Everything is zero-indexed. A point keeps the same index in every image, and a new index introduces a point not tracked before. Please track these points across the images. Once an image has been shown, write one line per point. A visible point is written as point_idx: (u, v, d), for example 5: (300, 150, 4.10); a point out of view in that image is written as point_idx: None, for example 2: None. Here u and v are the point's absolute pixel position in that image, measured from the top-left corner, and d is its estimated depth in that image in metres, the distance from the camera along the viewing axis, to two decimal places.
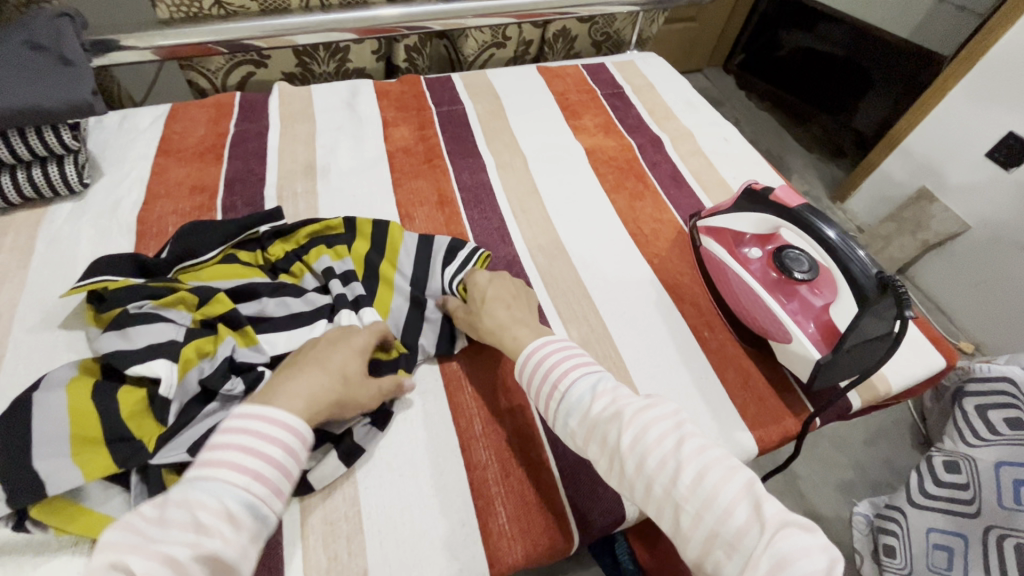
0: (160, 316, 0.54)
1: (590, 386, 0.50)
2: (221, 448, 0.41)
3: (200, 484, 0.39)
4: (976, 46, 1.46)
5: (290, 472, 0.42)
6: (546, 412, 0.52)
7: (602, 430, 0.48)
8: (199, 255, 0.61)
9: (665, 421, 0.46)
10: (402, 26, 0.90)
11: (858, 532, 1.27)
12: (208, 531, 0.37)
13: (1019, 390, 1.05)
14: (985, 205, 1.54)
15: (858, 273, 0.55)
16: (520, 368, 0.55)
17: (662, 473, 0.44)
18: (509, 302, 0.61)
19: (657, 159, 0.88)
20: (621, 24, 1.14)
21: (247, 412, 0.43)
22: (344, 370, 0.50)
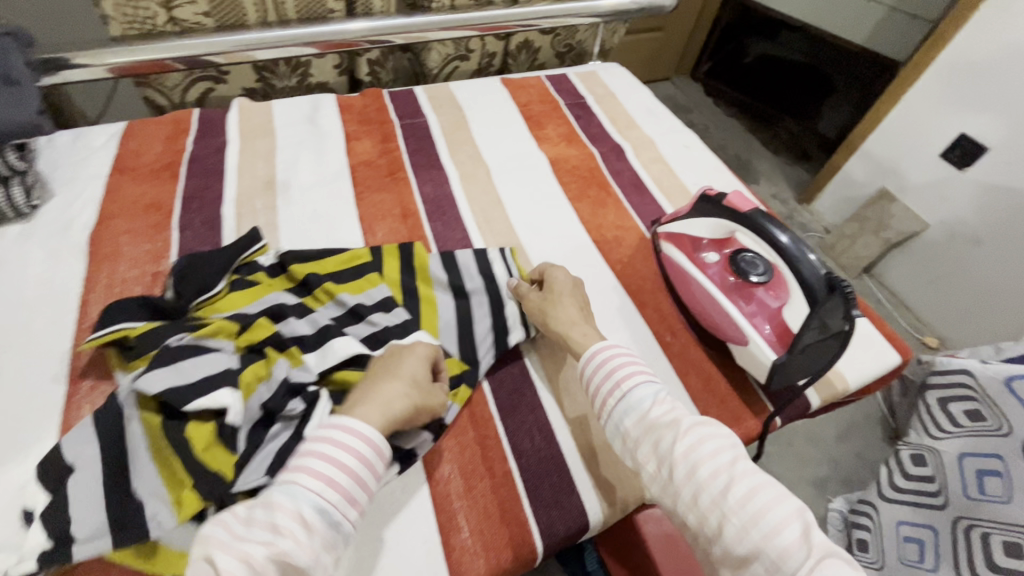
0: (203, 346, 0.52)
1: (652, 392, 0.53)
2: (305, 456, 0.44)
3: (284, 488, 0.42)
4: (926, 52, 1.52)
5: (362, 482, 0.45)
6: (602, 408, 0.55)
7: (658, 433, 0.50)
8: (209, 287, 0.59)
9: (723, 438, 0.48)
10: (365, 41, 0.90)
11: (833, 529, 1.29)
12: (282, 532, 0.40)
13: (976, 383, 1.07)
14: (942, 203, 1.60)
15: (809, 276, 0.55)
16: (584, 366, 0.58)
17: (713, 484, 0.45)
18: (580, 304, 0.65)
19: (619, 167, 0.89)
20: (584, 35, 1.16)
21: (332, 422, 0.47)
22: (412, 377, 0.52)
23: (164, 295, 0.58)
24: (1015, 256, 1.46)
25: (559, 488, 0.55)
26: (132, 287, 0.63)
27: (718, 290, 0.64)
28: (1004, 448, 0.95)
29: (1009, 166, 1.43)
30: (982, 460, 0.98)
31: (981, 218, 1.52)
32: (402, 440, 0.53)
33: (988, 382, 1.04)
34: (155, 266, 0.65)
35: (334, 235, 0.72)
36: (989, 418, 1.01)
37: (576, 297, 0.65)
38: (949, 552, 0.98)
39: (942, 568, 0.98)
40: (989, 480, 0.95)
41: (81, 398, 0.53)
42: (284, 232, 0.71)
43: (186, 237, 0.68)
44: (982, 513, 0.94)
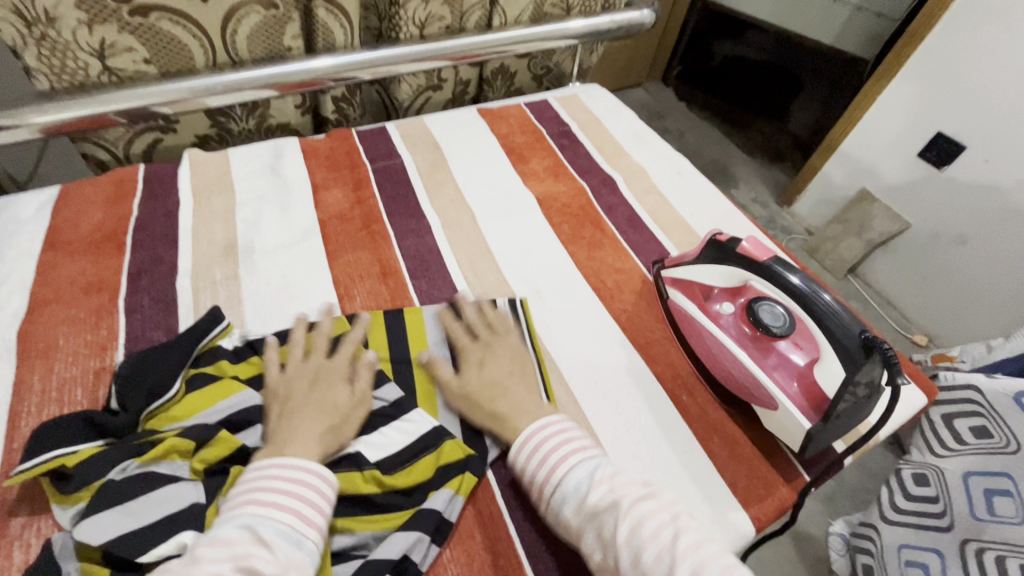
0: (153, 475, 0.45)
1: (588, 472, 0.49)
2: (243, 495, 0.43)
3: (229, 526, 0.41)
4: (899, 53, 1.52)
5: (315, 500, 0.44)
6: (541, 499, 0.50)
7: (596, 519, 0.46)
8: (163, 393, 0.51)
9: (663, 514, 0.44)
10: (329, 79, 0.82)
11: (836, 553, 1.25)
12: (243, 557, 0.39)
13: (984, 399, 1.03)
14: (924, 203, 1.60)
15: (841, 335, 0.52)
16: (514, 455, 0.53)
17: (657, 570, 0.41)
18: (506, 385, 0.57)
19: (612, 202, 0.83)
20: (561, 57, 1.11)
21: (258, 463, 0.46)
22: (334, 401, 0.53)
23: (108, 406, 0.49)
24: (999, 253, 1.46)
25: None
26: (71, 390, 0.54)
27: (737, 346, 0.59)
28: (1012, 467, 0.92)
29: (987, 163, 1.43)
30: (989, 479, 0.95)
31: (964, 216, 1.51)
32: (390, 550, 0.47)
33: (997, 398, 1.00)
34: (98, 360, 0.56)
35: (305, 305, 0.64)
36: (995, 436, 0.98)
37: (503, 357, 0.60)
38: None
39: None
40: (999, 500, 0.92)
41: (17, 537, 0.44)
42: (248, 306, 0.63)
43: (135, 320, 0.60)
44: (993, 535, 0.91)
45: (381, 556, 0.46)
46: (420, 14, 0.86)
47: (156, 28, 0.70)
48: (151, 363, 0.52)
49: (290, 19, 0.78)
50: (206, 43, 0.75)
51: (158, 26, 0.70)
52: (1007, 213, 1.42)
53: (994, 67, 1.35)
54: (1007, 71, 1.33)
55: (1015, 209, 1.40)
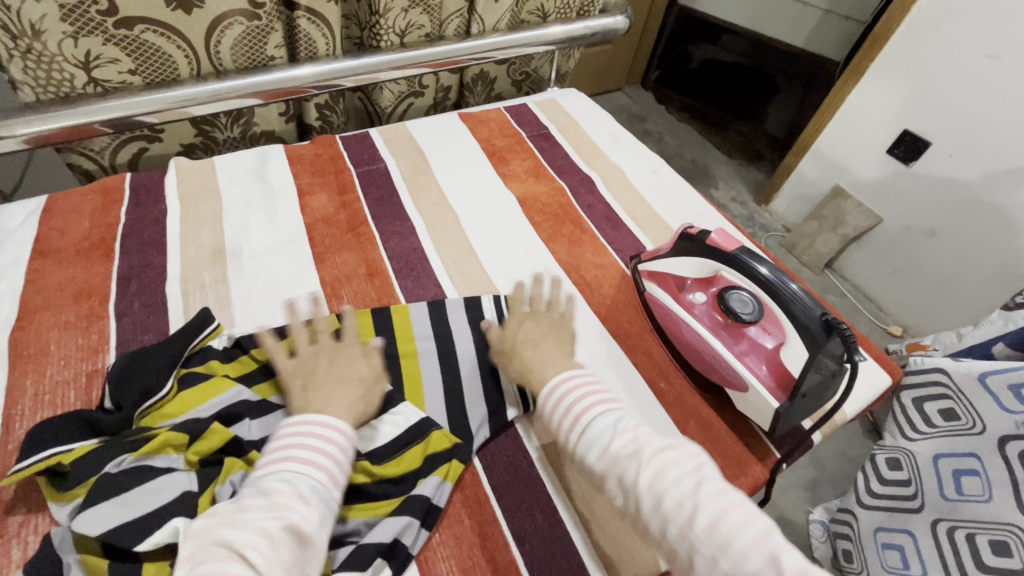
0: (148, 468, 0.46)
1: (612, 423, 0.51)
2: (284, 447, 0.46)
3: (272, 476, 0.44)
4: (866, 54, 1.58)
5: (344, 463, 0.48)
6: (566, 445, 0.53)
7: (620, 466, 0.48)
8: (156, 391, 0.52)
9: (685, 464, 0.46)
10: (311, 87, 0.85)
11: (816, 541, 1.30)
12: (283, 509, 0.42)
13: (952, 382, 1.08)
14: (894, 198, 1.66)
15: (804, 318, 0.54)
16: (543, 403, 0.55)
17: (680, 513, 0.44)
18: (537, 341, 0.61)
19: (590, 201, 0.86)
20: (539, 62, 1.14)
21: (297, 419, 0.49)
22: (359, 375, 0.55)
23: (102, 406, 0.51)
24: (966, 245, 1.52)
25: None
26: (64, 393, 0.55)
27: (710, 333, 0.62)
28: (979, 448, 0.97)
29: (952, 159, 1.49)
30: (958, 460, 1.00)
31: (932, 210, 1.57)
32: (381, 534, 0.49)
33: (964, 380, 1.05)
34: (91, 363, 0.57)
35: (293, 306, 0.66)
36: (963, 417, 1.02)
37: (546, 321, 0.64)
38: (935, 557, 0.98)
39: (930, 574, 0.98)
40: (966, 479, 0.97)
41: (16, 534, 0.46)
42: (238, 307, 0.65)
43: (126, 324, 0.61)
44: (963, 514, 0.95)
45: (374, 540, 0.48)
46: (400, 22, 0.89)
47: (140, 40, 0.71)
48: (142, 362, 0.53)
49: (273, 30, 0.80)
50: (190, 54, 0.76)
51: (142, 38, 0.71)
52: (971, 205, 1.48)
53: (955, 67, 1.41)
54: (967, 71, 1.39)
55: (980, 202, 1.46)
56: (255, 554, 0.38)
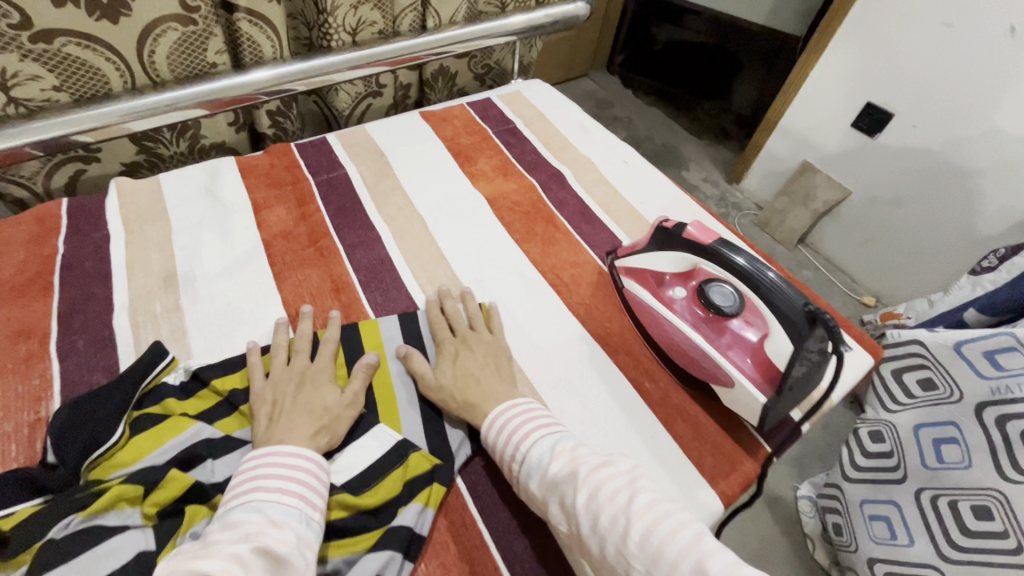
0: (100, 528, 0.43)
1: (550, 446, 0.51)
2: (245, 482, 0.46)
3: (239, 510, 0.43)
4: (827, 29, 1.58)
5: (314, 485, 0.47)
6: (508, 474, 0.53)
7: (559, 489, 0.48)
8: (106, 440, 0.48)
9: (620, 479, 0.46)
10: (262, 93, 0.80)
11: (806, 516, 1.32)
12: (256, 534, 0.41)
13: (927, 351, 1.09)
14: (861, 171, 1.67)
15: (787, 309, 0.53)
16: (485, 435, 0.55)
17: (614, 531, 0.44)
18: (478, 376, 0.59)
19: (562, 196, 0.84)
20: (500, 54, 1.10)
21: (254, 455, 0.48)
22: (325, 404, 0.54)
23: (47, 460, 0.47)
24: (933, 214, 1.55)
25: None
26: (4, 448, 0.50)
27: (691, 328, 0.60)
28: (958, 415, 0.99)
29: (915, 129, 1.51)
30: (938, 429, 1.02)
31: (898, 181, 1.59)
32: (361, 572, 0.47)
33: (940, 350, 1.07)
34: (32, 412, 0.53)
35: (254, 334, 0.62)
36: (941, 387, 1.04)
37: (478, 347, 0.62)
38: (920, 524, 1.02)
39: (917, 541, 1.02)
40: (947, 448, 1.00)
41: None
42: (194, 337, 0.61)
43: (70, 365, 0.56)
44: (945, 481, 0.99)
45: None
46: (350, 20, 0.84)
47: (62, 54, 0.66)
48: (88, 409, 0.49)
49: (212, 35, 0.74)
50: (122, 67, 0.71)
51: (64, 52, 0.66)
52: (936, 174, 1.50)
53: (913, 38, 1.42)
54: (925, 40, 1.40)
55: (943, 171, 1.49)
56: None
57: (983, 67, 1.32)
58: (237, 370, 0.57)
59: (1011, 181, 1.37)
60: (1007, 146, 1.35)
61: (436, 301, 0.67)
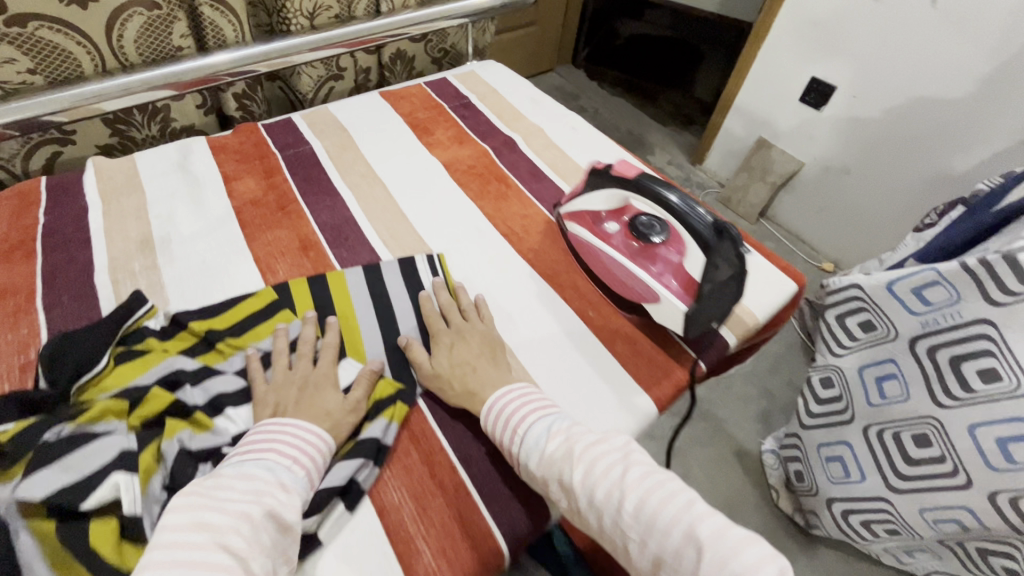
0: (89, 434, 0.48)
1: (545, 428, 0.54)
2: (264, 444, 0.50)
3: (254, 465, 0.47)
4: (769, 11, 1.69)
5: (321, 461, 0.51)
6: (507, 457, 0.55)
7: (555, 467, 0.51)
8: (92, 366, 0.53)
9: (613, 454, 0.49)
10: (226, 74, 0.86)
11: (772, 468, 1.39)
12: (266, 495, 0.45)
13: (866, 296, 1.14)
14: (811, 142, 1.77)
15: (698, 225, 0.62)
16: (484, 423, 0.57)
17: (609, 504, 0.47)
18: (475, 365, 0.61)
19: (513, 159, 0.91)
20: (455, 38, 1.17)
21: (274, 422, 0.52)
22: (327, 409, 0.55)
23: (40, 388, 0.51)
24: (878, 177, 1.65)
25: (516, 487, 0.56)
26: None
27: (625, 257, 0.67)
28: (896, 352, 1.07)
29: (855, 99, 1.61)
30: (879, 368, 1.10)
31: (845, 149, 1.69)
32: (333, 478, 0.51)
33: (874, 291, 1.12)
34: (22, 357, 0.57)
35: (228, 285, 0.67)
36: (879, 327, 1.11)
37: (471, 337, 0.64)
38: (870, 461, 1.11)
39: (868, 478, 1.11)
40: (888, 384, 1.08)
41: None
42: (171, 290, 0.66)
43: (55, 317, 0.61)
44: (888, 416, 1.07)
45: (327, 483, 0.51)
46: (306, 5, 0.90)
47: (36, 37, 0.71)
48: (75, 344, 0.54)
49: (176, 19, 0.80)
50: (92, 51, 0.76)
51: (38, 35, 0.71)
52: (878, 139, 1.60)
53: (846, 14, 1.53)
54: (857, 15, 1.51)
55: (882, 136, 1.59)
56: (237, 537, 0.41)
57: (910, 36, 1.43)
58: (214, 312, 0.62)
59: (942, 141, 1.48)
60: (935, 109, 1.46)
61: (429, 293, 0.68)
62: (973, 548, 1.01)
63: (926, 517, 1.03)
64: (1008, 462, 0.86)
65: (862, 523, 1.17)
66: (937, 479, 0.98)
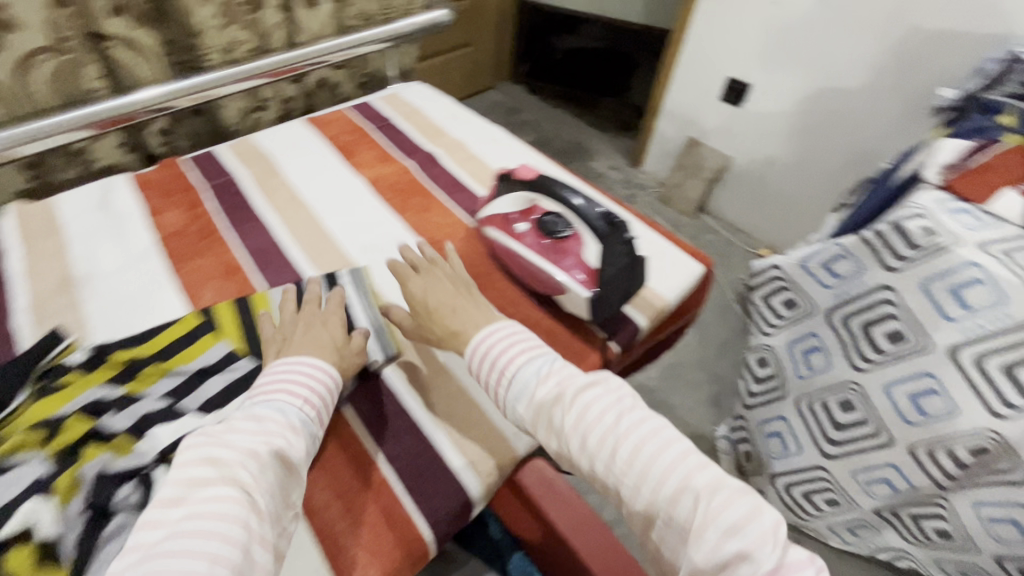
0: (5, 467, 0.49)
1: (536, 372, 0.56)
2: (276, 386, 0.56)
3: (266, 406, 0.53)
4: (682, 19, 1.79)
5: (327, 402, 0.58)
6: (499, 401, 0.58)
7: (550, 413, 0.54)
8: (9, 405, 0.55)
9: (605, 401, 0.52)
10: (144, 111, 0.87)
11: (725, 453, 1.43)
12: (274, 436, 0.50)
13: (786, 275, 1.19)
14: (734, 137, 1.89)
15: (588, 214, 0.70)
16: (470, 363, 0.60)
17: (602, 450, 0.50)
18: (453, 306, 0.65)
19: (436, 173, 0.95)
20: (377, 62, 1.22)
21: (286, 362, 0.59)
22: (332, 342, 0.63)
23: None
24: (796, 165, 1.77)
25: (438, 478, 0.58)
26: None
27: (537, 255, 0.71)
28: (815, 326, 1.13)
29: (768, 95, 1.72)
30: (804, 341, 1.16)
31: (766, 141, 1.80)
32: None
33: (792, 269, 1.17)
34: None
35: (153, 316, 0.69)
36: (800, 303, 1.17)
37: (444, 279, 0.68)
38: (805, 431, 1.14)
39: (805, 448, 1.14)
40: (813, 356, 1.13)
41: None
42: (94, 325, 0.67)
43: None
44: (815, 386, 1.12)
45: None
46: (220, 41, 0.93)
47: None
48: None
49: (86, 62, 0.82)
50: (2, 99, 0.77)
51: None
52: (792, 130, 1.72)
53: (750, 18, 1.65)
54: (759, 18, 1.63)
55: (795, 126, 1.71)
56: (245, 473, 0.45)
57: (808, 33, 1.56)
58: (138, 340, 0.64)
59: (847, 127, 1.61)
60: (837, 97, 1.58)
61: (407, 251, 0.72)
62: (905, 514, 1.04)
63: (858, 480, 1.06)
64: (920, 415, 0.93)
65: (804, 496, 1.17)
66: (864, 441, 1.03)
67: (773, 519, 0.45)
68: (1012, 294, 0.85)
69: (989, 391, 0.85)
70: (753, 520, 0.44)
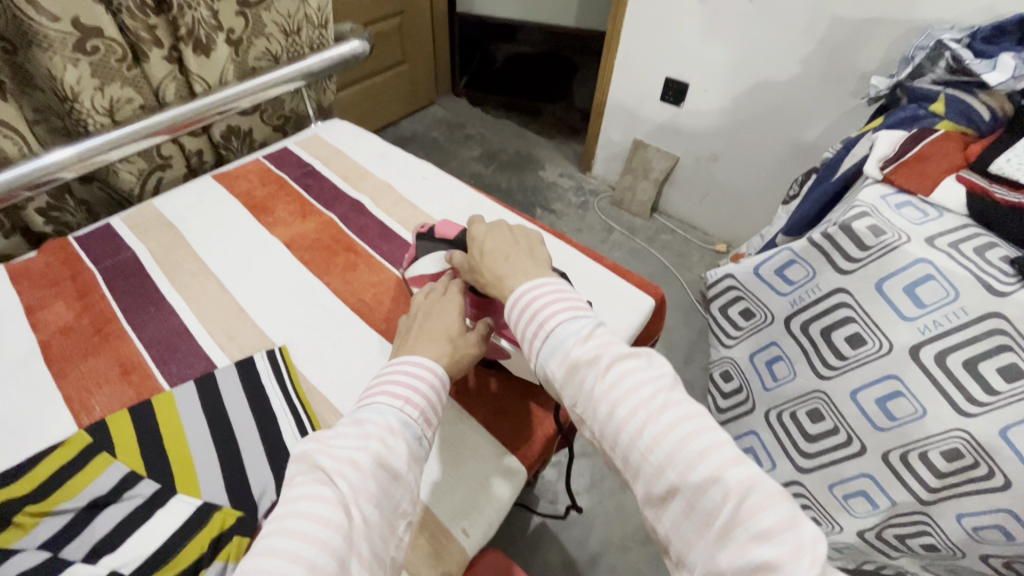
0: None
1: (577, 328, 0.48)
2: (383, 385, 0.51)
3: (368, 410, 0.48)
4: (614, 21, 1.75)
5: (433, 403, 0.52)
6: (527, 352, 0.50)
7: (580, 374, 0.46)
8: None
9: (644, 373, 0.44)
10: (21, 189, 0.76)
11: None
12: (373, 437, 0.45)
13: (741, 284, 1.17)
14: (678, 137, 1.87)
15: None
16: (508, 312, 0.53)
17: (630, 423, 0.42)
18: (507, 252, 0.58)
19: (362, 223, 0.87)
20: (293, 102, 1.13)
21: (395, 362, 0.54)
22: (449, 333, 0.59)
23: None
24: (742, 161, 1.76)
25: None
26: None
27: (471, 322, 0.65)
28: (775, 335, 1.11)
29: (707, 92, 1.70)
30: (766, 352, 1.14)
31: (710, 138, 1.79)
32: None
33: (745, 277, 1.16)
34: None
35: (31, 442, 0.59)
36: (757, 313, 1.15)
37: (504, 227, 0.62)
38: (775, 443, 1.12)
39: (777, 463, 1.12)
40: (776, 366, 1.12)
41: None
42: None
43: None
44: (782, 399, 1.10)
45: None
46: (101, 102, 0.84)
47: None
48: None
49: None
50: None
51: None
52: (734, 126, 1.71)
53: (681, 17, 1.62)
54: (690, 17, 1.60)
55: (736, 122, 1.70)
56: (345, 482, 0.41)
57: (739, 29, 1.54)
58: (11, 476, 0.55)
59: (786, 120, 1.60)
60: (773, 91, 1.57)
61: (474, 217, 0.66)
62: (888, 534, 0.96)
63: (836, 494, 1.01)
64: (890, 421, 0.90)
65: None
66: (836, 451, 1.00)
67: (817, 535, 0.35)
68: (961, 287, 0.84)
69: (954, 389, 0.83)
70: (790, 529, 0.36)
